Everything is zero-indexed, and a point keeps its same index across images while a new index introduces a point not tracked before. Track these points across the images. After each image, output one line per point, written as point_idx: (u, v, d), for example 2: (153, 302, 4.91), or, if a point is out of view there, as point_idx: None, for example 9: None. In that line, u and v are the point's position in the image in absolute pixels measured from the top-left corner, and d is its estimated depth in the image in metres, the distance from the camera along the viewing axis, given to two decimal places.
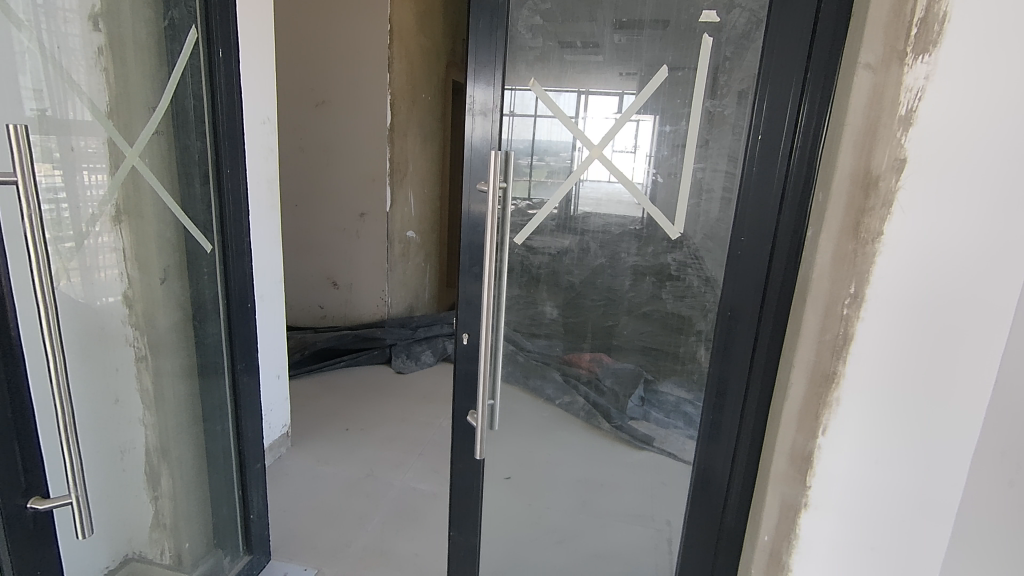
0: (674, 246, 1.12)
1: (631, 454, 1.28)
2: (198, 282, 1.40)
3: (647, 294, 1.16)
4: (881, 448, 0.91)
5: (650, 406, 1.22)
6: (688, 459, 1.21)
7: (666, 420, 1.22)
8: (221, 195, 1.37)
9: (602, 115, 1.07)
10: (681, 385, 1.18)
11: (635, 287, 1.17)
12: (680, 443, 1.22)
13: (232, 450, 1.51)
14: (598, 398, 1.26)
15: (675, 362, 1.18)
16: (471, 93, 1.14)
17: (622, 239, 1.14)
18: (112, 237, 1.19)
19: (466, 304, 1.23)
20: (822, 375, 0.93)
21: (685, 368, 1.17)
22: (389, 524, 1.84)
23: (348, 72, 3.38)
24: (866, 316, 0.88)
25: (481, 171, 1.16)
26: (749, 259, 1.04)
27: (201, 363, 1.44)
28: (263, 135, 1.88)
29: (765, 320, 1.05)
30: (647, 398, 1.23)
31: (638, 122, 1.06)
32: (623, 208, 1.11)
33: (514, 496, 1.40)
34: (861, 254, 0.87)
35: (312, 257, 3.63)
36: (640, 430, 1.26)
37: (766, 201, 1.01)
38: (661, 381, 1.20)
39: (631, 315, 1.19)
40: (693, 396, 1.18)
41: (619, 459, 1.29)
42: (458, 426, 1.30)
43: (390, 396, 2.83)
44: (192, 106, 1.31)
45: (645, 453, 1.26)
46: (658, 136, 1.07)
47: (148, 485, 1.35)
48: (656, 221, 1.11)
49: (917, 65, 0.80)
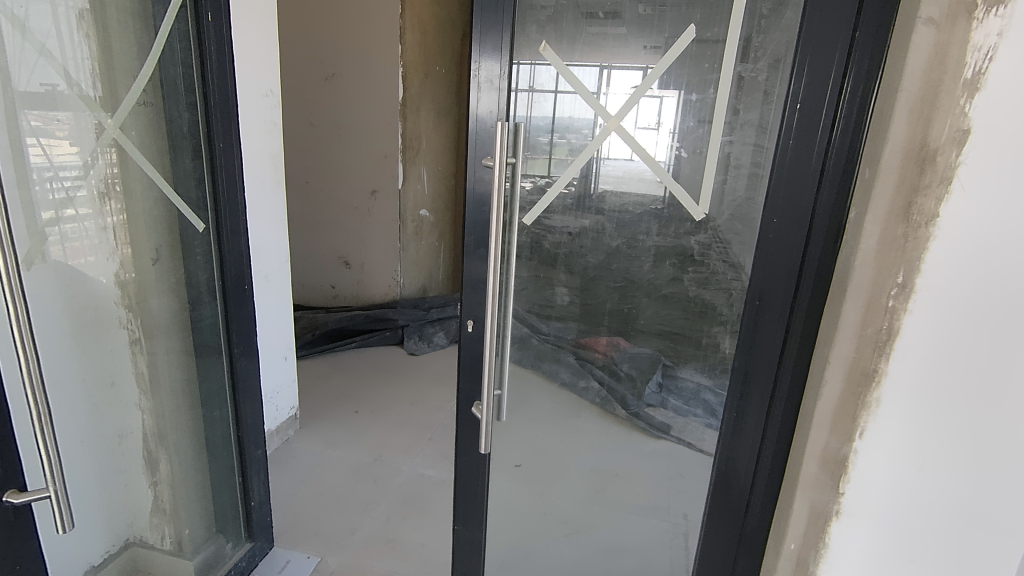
0: (696, 227, 1.02)
1: (646, 444, 1.20)
2: (192, 263, 1.31)
3: (666, 276, 1.08)
4: (925, 456, 0.83)
5: (670, 392, 1.14)
6: (708, 449, 1.13)
7: (684, 408, 1.14)
8: (215, 170, 1.27)
9: (625, 90, 0.97)
10: (701, 370, 1.10)
11: (656, 268, 1.08)
12: (699, 432, 1.14)
13: (231, 436, 1.44)
14: (615, 384, 1.19)
15: (696, 350, 1.09)
16: (477, 61, 1.04)
17: (642, 219, 1.05)
18: (103, 220, 1.13)
19: (472, 287, 1.16)
20: (861, 372, 0.84)
21: (705, 356, 1.08)
22: (395, 510, 1.80)
23: (359, 44, 3.28)
24: (915, 308, 0.79)
25: (488, 145, 1.07)
26: (783, 243, 0.93)
27: (198, 347, 1.36)
28: (265, 109, 1.81)
29: (797, 311, 0.94)
30: (666, 383, 1.15)
31: (661, 97, 0.97)
32: (645, 186, 1.01)
33: (522, 484, 1.34)
34: (912, 239, 0.77)
35: (323, 236, 3.58)
36: (657, 418, 1.18)
37: (805, 179, 0.89)
38: (681, 367, 1.12)
39: (651, 297, 1.10)
40: (714, 383, 1.09)
41: (636, 449, 1.22)
42: (463, 416, 1.24)
43: (400, 378, 2.79)
44: (181, 76, 1.22)
45: (661, 442, 1.19)
46: (682, 110, 0.96)
47: (146, 471, 1.30)
48: (679, 199, 1.01)
49: (990, 20, 0.68)
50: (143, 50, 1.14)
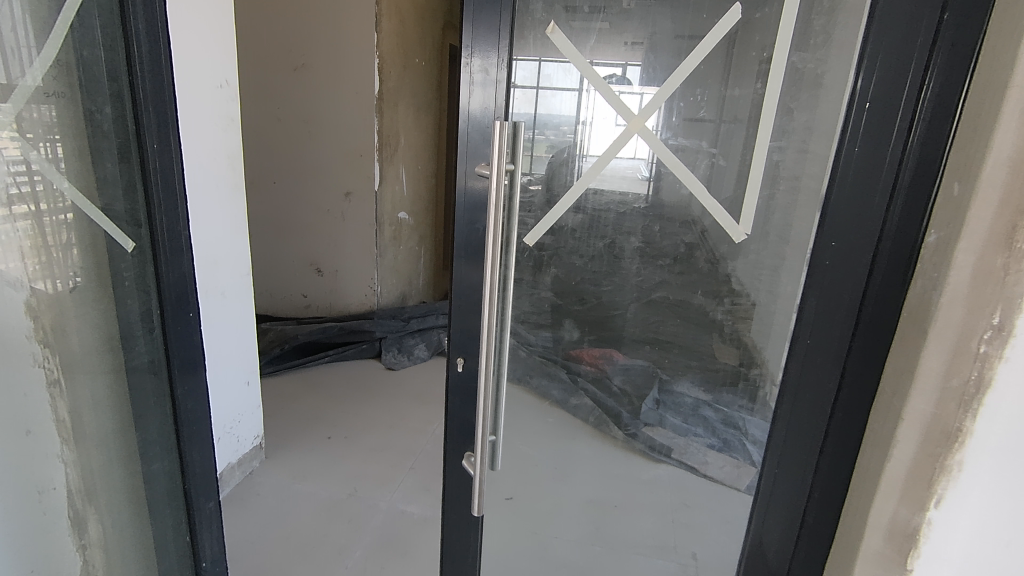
0: (683, 226, 0.88)
1: (646, 470, 1.09)
2: (121, 292, 1.09)
3: (655, 279, 0.94)
4: (1010, 528, 0.68)
5: (667, 409, 1.05)
6: (710, 474, 1.03)
7: (684, 426, 1.04)
8: (146, 172, 1.05)
9: (609, 87, 0.83)
10: (700, 383, 0.99)
11: (642, 271, 0.94)
12: (702, 454, 1.04)
13: (176, 491, 1.20)
14: (607, 399, 1.07)
15: (698, 360, 0.98)
16: (470, 53, 0.86)
17: (624, 218, 0.91)
18: (59, 214, 1.01)
19: (462, 317, 0.99)
20: (942, 432, 0.67)
21: (705, 366, 0.97)
22: (372, 556, 1.61)
23: (332, 33, 3.05)
24: (1012, 354, 0.62)
25: (483, 150, 0.89)
26: (841, 272, 0.78)
27: (131, 392, 1.13)
28: (220, 101, 1.60)
29: (853, 354, 0.78)
30: (663, 400, 1.04)
31: (643, 93, 0.82)
32: (626, 183, 0.87)
33: (516, 532, 1.17)
34: (1015, 271, 0.60)
35: (293, 241, 3.36)
36: (656, 438, 1.08)
37: (872, 195, 0.74)
38: (677, 380, 1.01)
39: (639, 301, 0.96)
40: (714, 398, 0.99)
41: (632, 475, 1.10)
42: (451, 464, 1.07)
43: (378, 396, 2.60)
44: (103, 57, 1.00)
45: (662, 468, 1.08)
46: (670, 107, 0.82)
47: (72, 533, 1.11)
48: (667, 201, 0.87)
49: None
50: (43, 28, 0.94)
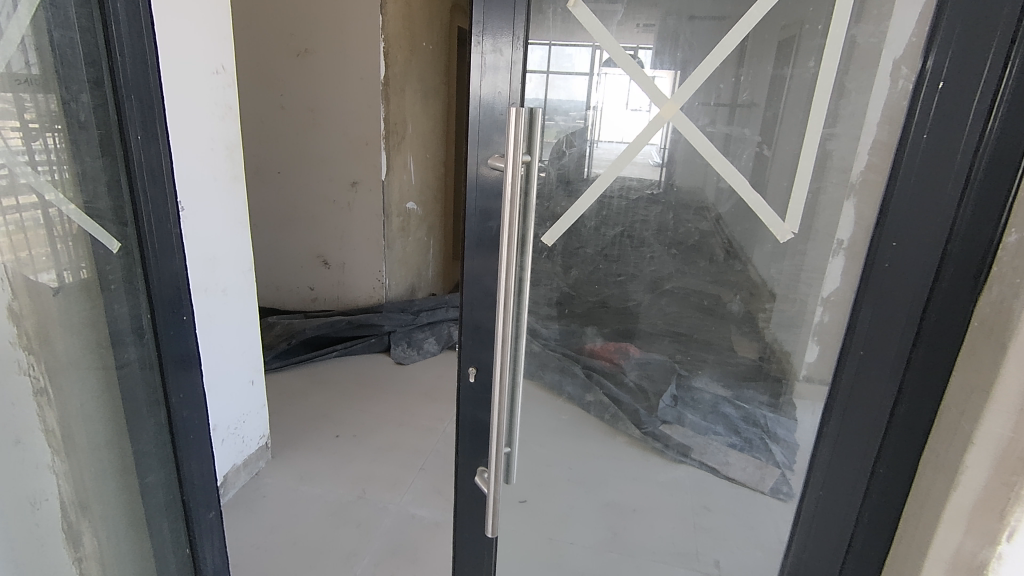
0: (695, 213, 0.81)
1: (664, 470, 0.99)
2: (109, 297, 1.03)
3: (670, 268, 0.85)
4: None
5: (685, 406, 0.94)
6: (732, 474, 0.94)
7: (704, 424, 0.94)
8: (132, 167, 0.98)
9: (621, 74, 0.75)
10: (719, 378, 0.89)
11: (658, 260, 0.85)
12: (723, 455, 0.94)
13: (175, 500, 1.16)
14: (621, 394, 0.97)
15: (716, 356, 0.88)
16: (481, 33, 0.78)
17: (638, 205, 0.82)
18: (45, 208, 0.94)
19: (473, 322, 0.92)
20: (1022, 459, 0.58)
21: (724, 361, 0.88)
22: (381, 563, 1.56)
23: (336, 17, 2.95)
24: None
25: (495, 140, 0.81)
26: (900, 275, 0.70)
27: (124, 399, 1.08)
28: (215, 89, 1.52)
29: (913, 365, 0.71)
30: (681, 397, 0.93)
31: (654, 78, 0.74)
32: (639, 169, 0.78)
33: (529, 543, 1.10)
34: None
35: (298, 232, 3.29)
36: (673, 438, 0.97)
37: (940, 187, 0.66)
38: (696, 376, 0.91)
39: (654, 294, 0.87)
40: (734, 394, 0.89)
41: (648, 476, 1.00)
42: (461, 478, 1.01)
43: (387, 392, 2.55)
44: (81, 40, 0.93)
45: (682, 469, 0.97)
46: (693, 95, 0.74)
47: (66, 547, 1.06)
48: (680, 187, 0.80)
49: None
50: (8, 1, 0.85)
